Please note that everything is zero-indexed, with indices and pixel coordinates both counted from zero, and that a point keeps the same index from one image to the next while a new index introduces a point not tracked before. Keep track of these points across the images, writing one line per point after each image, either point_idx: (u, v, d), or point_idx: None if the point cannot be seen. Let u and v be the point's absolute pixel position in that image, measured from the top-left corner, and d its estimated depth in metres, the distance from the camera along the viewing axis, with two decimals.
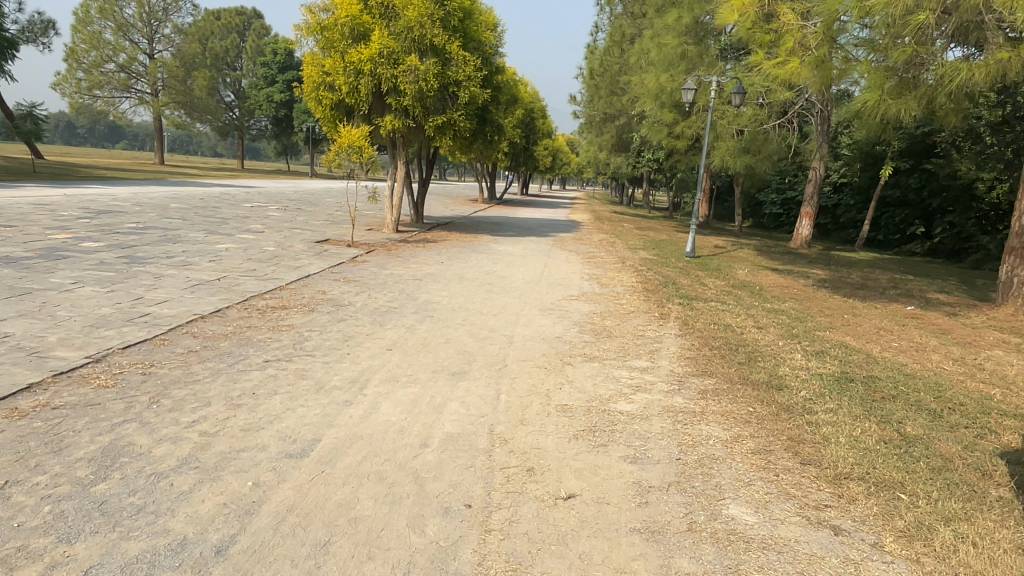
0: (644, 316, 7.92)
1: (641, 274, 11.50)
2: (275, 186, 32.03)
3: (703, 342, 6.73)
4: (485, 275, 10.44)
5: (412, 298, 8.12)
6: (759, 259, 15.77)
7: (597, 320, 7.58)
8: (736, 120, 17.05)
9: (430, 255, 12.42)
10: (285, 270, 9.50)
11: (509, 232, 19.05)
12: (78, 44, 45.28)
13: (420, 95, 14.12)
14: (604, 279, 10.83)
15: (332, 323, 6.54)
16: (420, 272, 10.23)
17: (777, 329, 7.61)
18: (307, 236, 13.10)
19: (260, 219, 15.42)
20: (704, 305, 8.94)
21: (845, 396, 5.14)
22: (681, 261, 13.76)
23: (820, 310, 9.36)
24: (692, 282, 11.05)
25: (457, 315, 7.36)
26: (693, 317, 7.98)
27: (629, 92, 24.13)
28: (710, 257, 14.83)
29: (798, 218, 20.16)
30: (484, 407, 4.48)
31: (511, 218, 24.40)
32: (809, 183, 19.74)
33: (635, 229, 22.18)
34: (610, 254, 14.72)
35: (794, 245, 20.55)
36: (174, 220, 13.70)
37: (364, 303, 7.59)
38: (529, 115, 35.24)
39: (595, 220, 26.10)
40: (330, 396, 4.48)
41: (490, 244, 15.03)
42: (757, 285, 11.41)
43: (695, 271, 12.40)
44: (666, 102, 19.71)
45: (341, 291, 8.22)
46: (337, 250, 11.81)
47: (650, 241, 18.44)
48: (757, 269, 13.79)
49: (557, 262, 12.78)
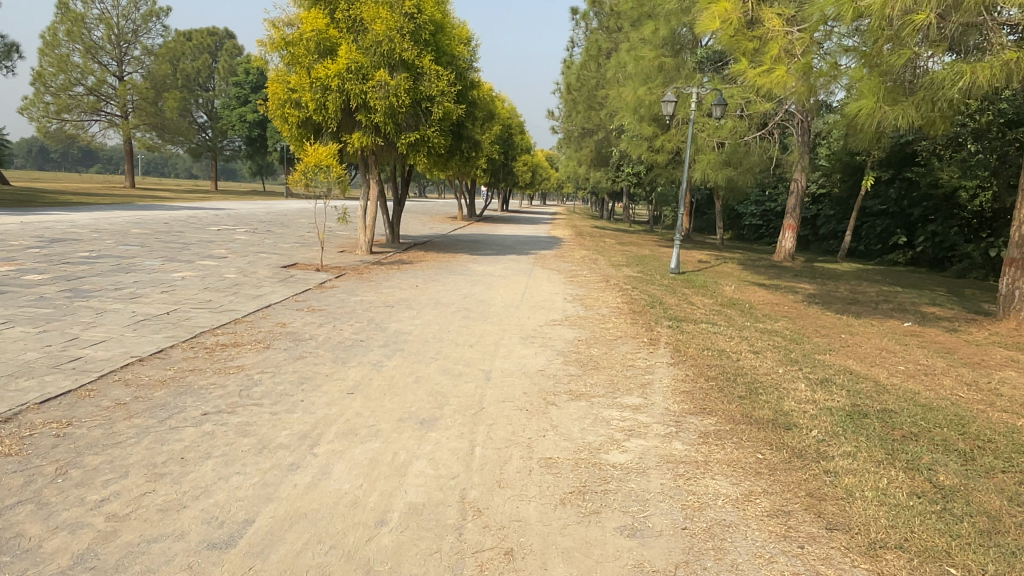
0: (631, 342, 7.33)
1: (626, 294, 10.95)
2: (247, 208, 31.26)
3: (698, 372, 6.15)
4: (462, 299, 9.83)
5: (381, 329, 7.49)
6: (745, 274, 15.33)
7: (581, 348, 6.99)
8: (717, 132, 16.64)
9: (404, 278, 11.80)
10: (244, 299, 8.82)
11: (488, 251, 18.47)
12: (45, 68, 44.27)
13: (391, 111, 13.54)
14: (587, 300, 10.27)
15: (289, 362, 5.89)
16: (392, 298, 9.59)
17: (776, 354, 7.06)
18: (274, 261, 12.43)
19: (226, 243, 14.71)
20: (694, 327, 8.37)
21: (863, 436, 4.60)
22: (665, 278, 13.26)
23: (816, 329, 8.85)
24: (679, 301, 10.52)
25: (428, 348, 6.74)
26: (684, 342, 7.41)
27: (608, 106, 23.73)
28: (696, 274, 14.34)
29: (782, 230, 19.82)
30: (454, 466, 3.85)
31: (491, 236, 23.84)
32: (792, 195, 19.42)
33: (617, 245, 21.73)
34: (592, 272, 14.20)
35: (779, 258, 20.17)
36: (133, 247, 12.97)
37: (327, 336, 6.95)
38: (507, 131, 34.80)
39: (576, 236, 25.63)
40: (274, 460, 3.82)
41: (468, 264, 14.45)
42: (747, 303, 10.91)
43: (681, 290, 11.88)
44: (645, 115, 19.32)
45: (304, 323, 7.55)
46: (305, 276, 11.15)
47: (633, 256, 17.96)
48: (745, 285, 13.33)
49: (538, 282, 12.21)
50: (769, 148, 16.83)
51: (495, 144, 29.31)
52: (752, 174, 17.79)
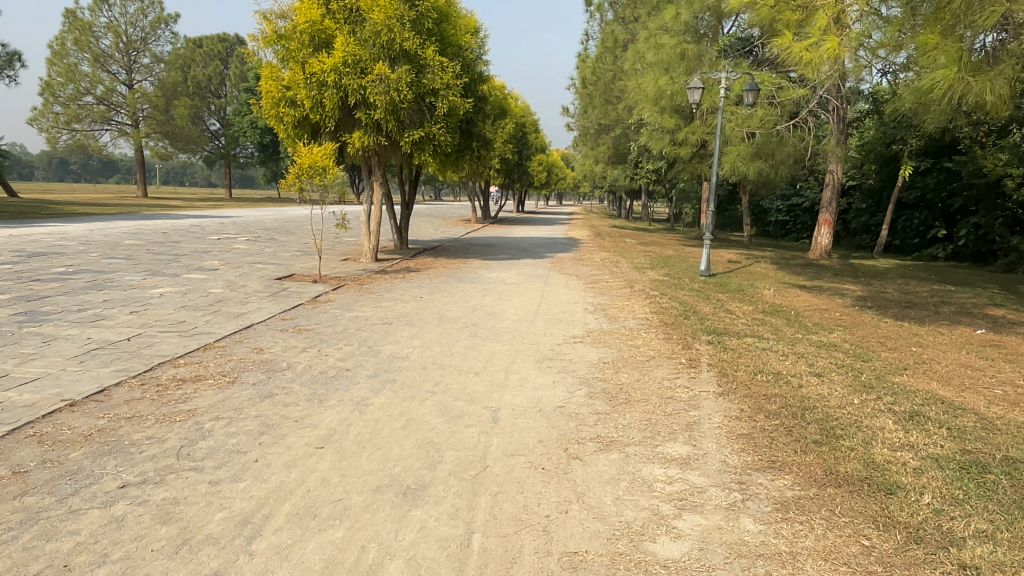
0: (667, 365, 6.18)
1: (654, 302, 9.80)
2: (255, 215, 30.44)
3: (755, 407, 4.99)
4: (471, 312, 8.75)
5: (374, 352, 6.42)
6: (780, 275, 14.15)
7: (609, 373, 5.85)
8: (745, 123, 15.45)
9: (409, 288, 10.77)
10: (223, 318, 7.81)
11: (502, 255, 17.40)
12: (54, 78, 43.99)
13: (392, 107, 12.50)
14: (612, 310, 9.14)
15: (253, 403, 4.83)
16: (392, 313, 8.54)
17: (843, 378, 5.87)
18: (268, 272, 11.44)
19: (221, 253, 13.76)
20: (739, 342, 7.19)
21: (997, 505, 3.43)
22: (695, 282, 12.10)
23: (878, 342, 7.65)
24: (716, 310, 9.35)
25: (427, 377, 5.65)
26: (730, 363, 6.23)
27: (626, 100, 22.53)
28: (727, 276, 13.19)
29: (817, 225, 18.63)
30: (442, 572, 2.75)
31: (506, 239, 22.84)
32: (826, 189, 18.21)
33: (639, 245, 20.57)
34: (615, 276, 13.10)
35: (813, 256, 18.93)
36: (118, 259, 12.04)
37: (307, 364, 5.89)
38: (520, 130, 33.69)
39: (594, 237, 24.51)
40: (191, 566, 2.75)
41: (480, 271, 13.39)
42: (791, 309, 9.74)
43: (716, 295, 10.72)
44: (667, 107, 18.16)
45: (284, 347, 6.51)
46: (299, 288, 10.15)
47: (658, 257, 16.81)
48: (784, 287, 12.13)
49: (556, 289, 11.13)
50: (804, 135, 15.49)
51: (508, 143, 28.20)
52: (788, 166, 16.51)
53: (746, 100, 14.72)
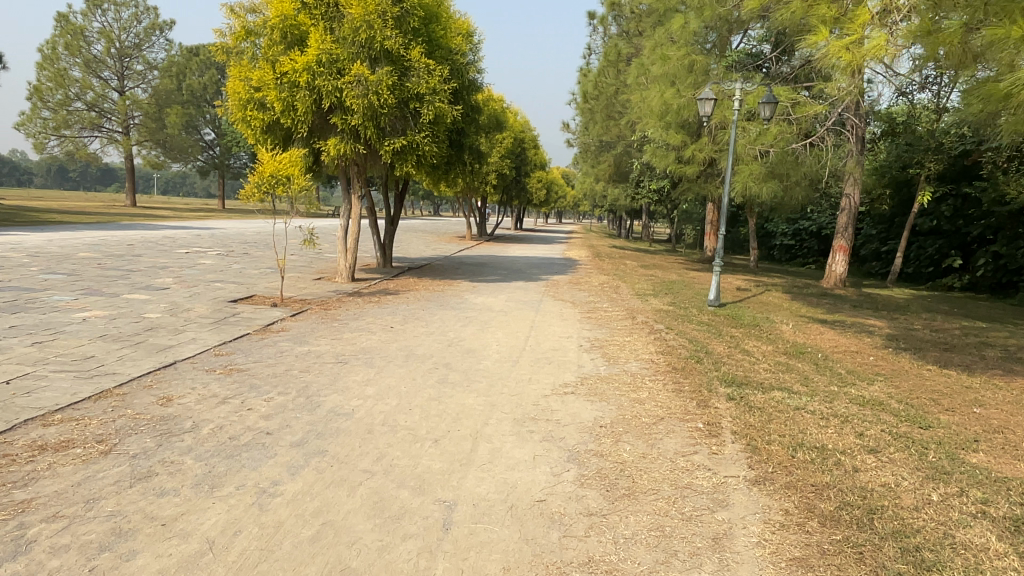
0: (679, 432, 4.87)
1: (659, 338, 8.50)
2: (239, 228, 29.20)
3: (804, 509, 3.67)
4: (444, 348, 7.45)
5: (311, 406, 5.12)
6: (796, 306, 12.92)
7: (606, 443, 4.54)
8: (755, 141, 14.31)
9: (381, 314, 9.48)
10: (145, 352, 6.51)
11: (492, 276, 16.12)
12: (43, 83, 43.05)
13: (371, 113, 11.29)
14: (610, 348, 7.86)
15: (117, 491, 3.52)
16: (353, 347, 7.26)
17: (908, 459, 4.57)
18: (224, 293, 10.17)
19: (181, 269, 12.49)
20: (765, 398, 5.87)
21: None
22: (704, 314, 10.83)
23: (931, 401, 6.34)
24: (730, 350, 8.09)
25: (369, 444, 4.34)
26: (759, 432, 4.93)
27: (628, 115, 21.37)
28: (739, 306, 11.93)
29: (831, 251, 17.41)
30: None
31: (500, 258, 21.62)
32: (841, 213, 17.02)
33: (640, 268, 19.42)
34: (615, 304, 11.86)
35: (827, 284, 17.69)
36: (57, 274, 10.75)
37: (218, 424, 4.59)
38: (518, 146, 32.56)
39: (594, 258, 23.33)
40: None
41: (465, 295, 12.11)
42: (817, 351, 8.47)
43: (729, 331, 9.46)
44: (673, 122, 17.00)
45: (202, 396, 5.22)
46: (254, 314, 8.87)
47: (662, 283, 15.57)
48: (803, 322, 10.89)
49: (549, 319, 9.87)
50: (820, 155, 14.30)
51: (505, 158, 27.00)
52: (802, 189, 15.31)
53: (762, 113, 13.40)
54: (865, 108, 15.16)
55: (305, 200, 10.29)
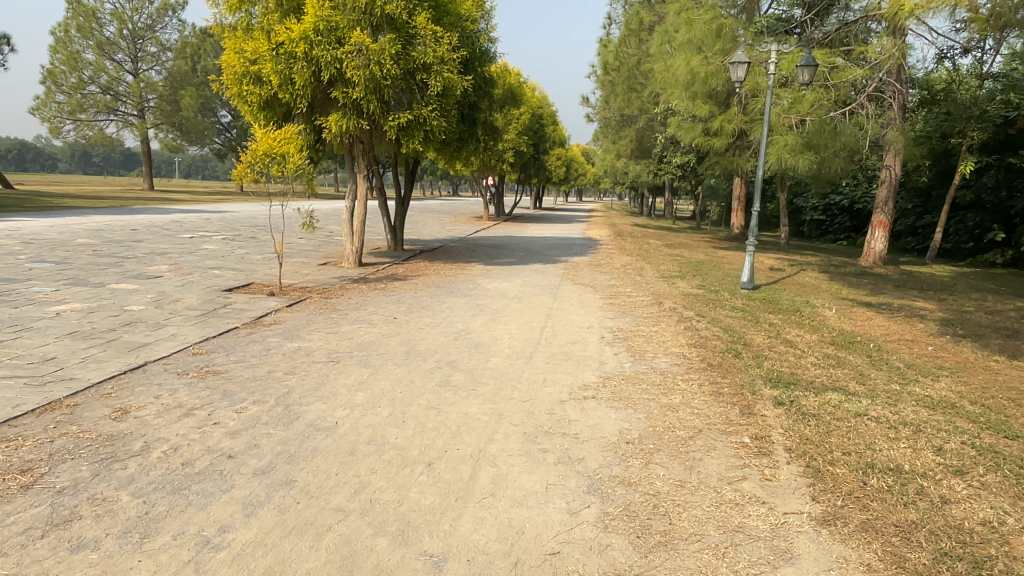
0: (722, 450, 4.07)
1: (690, 328, 7.67)
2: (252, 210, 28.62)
3: (894, 564, 2.87)
4: (450, 342, 6.68)
5: (286, 417, 4.40)
6: (835, 288, 11.99)
7: (637, 468, 3.76)
8: (789, 110, 13.40)
9: (385, 303, 8.75)
10: (115, 351, 5.82)
11: (509, 259, 15.33)
12: (57, 66, 42.75)
13: (374, 85, 10.49)
14: (635, 340, 7.05)
15: (24, 543, 2.82)
16: (348, 343, 6.52)
17: (1007, 485, 3.74)
18: (220, 282, 9.51)
19: (179, 256, 11.84)
20: (819, 403, 5.04)
21: None
22: (737, 299, 9.95)
23: (1010, 403, 5.46)
24: (770, 341, 7.26)
25: (347, 471, 3.60)
26: (819, 450, 4.12)
27: (651, 87, 20.30)
28: (775, 289, 11.04)
29: (869, 227, 16.36)
30: None
31: (518, 239, 20.82)
32: (881, 187, 15.93)
33: (665, 248, 18.50)
34: (639, 287, 11.04)
35: (865, 262, 16.66)
36: (45, 263, 10.14)
37: (172, 446, 3.88)
38: (536, 122, 31.54)
39: (616, 237, 22.44)
40: None
41: (478, 280, 11.35)
42: (867, 341, 7.58)
43: (767, 318, 8.61)
44: (700, 92, 15.95)
45: (165, 407, 4.52)
46: (248, 305, 8.19)
47: (690, 264, 14.65)
48: (846, 306, 9.99)
49: (568, 306, 9.08)
50: (862, 123, 13.32)
51: (523, 135, 26.06)
52: (841, 160, 14.28)
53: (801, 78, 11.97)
54: (907, 71, 14.26)
55: (301, 180, 9.47)
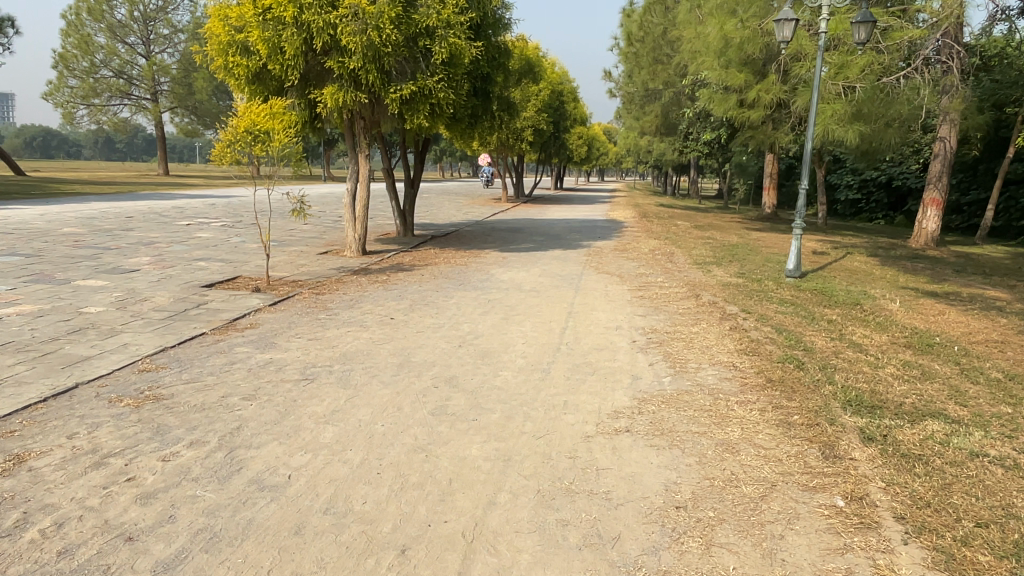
0: (812, 521, 2.96)
1: (738, 329, 6.50)
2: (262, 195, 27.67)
3: None
4: (451, 351, 5.61)
5: (225, 469, 3.36)
6: (890, 274, 10.76)
7: (696, 557, 2.65)
8: (835, 76, 12.15)
9: (383, 299, 7.70)
10: (46, 369, 4.83)
11: (526, 244, 14.21)
12: (69, 50, 42.10)
13: (373, 53, 9.35)
14: (674, 346, 5.92)
15: None
16: (331, 353, 5.49)
17: None
18: (203, 276, 8.53)
19: (167, 246, 10.89)
20: (920, 438, 3.90)
21: None
22: (785, 291, 8.75)
23: None
24: (836, 346, 6.07)
25: (284, 567, 2.54)
26: (942, 519, 2.99)
27: (679, 58, 18.92)
28: (824, 277, 9.84)
29: (920, 205, 14.93)
30: None
31: (538, 222, 19.69)
32: (935, 160, 14.50)
33: (695, 230, 17.28)
34: (672, 276, 9.89)
35: (915, 243, 15.28)
36: (15, 256, 9.23)
37: (57, 519, 2.86)
38: (556, 98, 30.15)
39: (640, 219, 21.24)
40: None
41: (492, 270, 10.24)
42: (948, 342, 6.39)
43: (822, 313, 7.44)
44: (735, 59, 14.58)
45: (73, 453, 3.50)
46: (226, 304, 7.19)
47: (725, 249, 13.42)
48: (909, 296, 8.77)
49: (592, 301, 7.97)
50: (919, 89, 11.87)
51: (542, 111, 24.81)
52: (896, 130, 12.89)
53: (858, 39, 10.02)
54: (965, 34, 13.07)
55: (285, 160, 8.26)
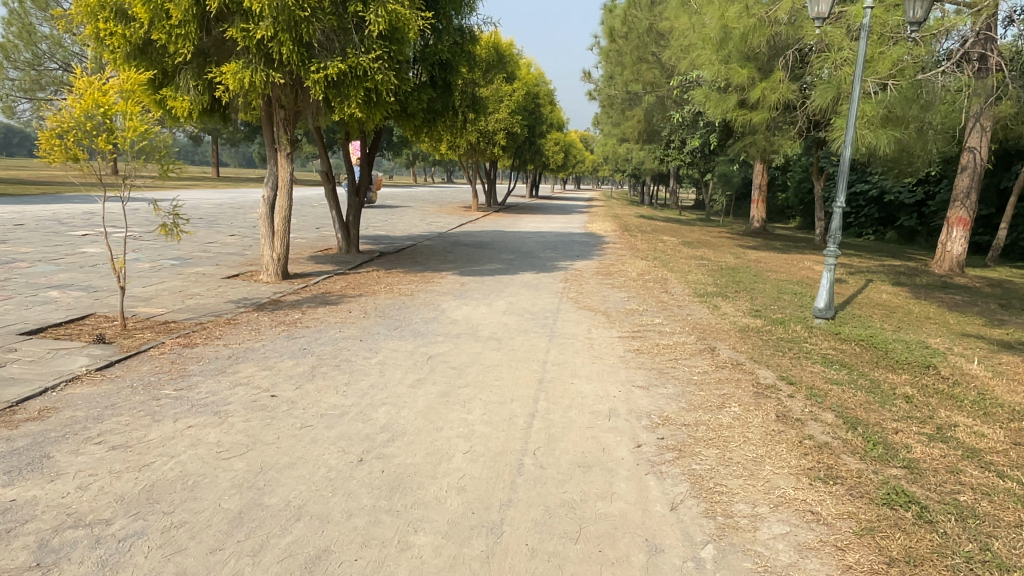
0: None
1: (792, 422, 4.31)
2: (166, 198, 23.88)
3: None
4: (341, 475, 3.37)
5: None
6: (931, 313, 8.80)
7: None
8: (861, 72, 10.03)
9: (278, 356, 5.43)
10: None
11: (492, 264, 12.02)
12: (8, 39, 38.91)
13: (287, 19, 7.06)
14: (704, 460, 3.71)
15: None
16: (128, 486, 3.20)
17: None
18: (38, 316, 6.19)
19: (27, 266, 8.49)
20: None
21: None
22: (823, 342, 6.66)
23: None
24: (949, 459, 3.92)
25: None
26: None
27: (668, 55, 16.95)
28: (861, 320, 7.82)
29: (944, 225, 13.02)
30: None
31: (509, 234, 17.58)
32: (963, 174, 12.59)
33: (685, 248, 15.30)
34: (672, 315, 7.80)
35: (936, 267, 13.37)
36: None
37: None
38: (532, 101, 28.07)
39: (621, 232, 19.25)
40: None
41: (443, 302, 8.04)
42: None
43: (886, 383, 5.36)
44: (736, 52, 12.62)
45: None
46: (33, 368, 4.85)
47: (727, 274, 11.35)
48: (979, 349, 6.76)
49: (572, 357, 5.81)
50: (968, 85, 9.78)
51: (517, 113, 22.71)
52: (935, 137, 10.91)
53: (910, 17, 7.96)
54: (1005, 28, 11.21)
55: (139, 156, 5.99)
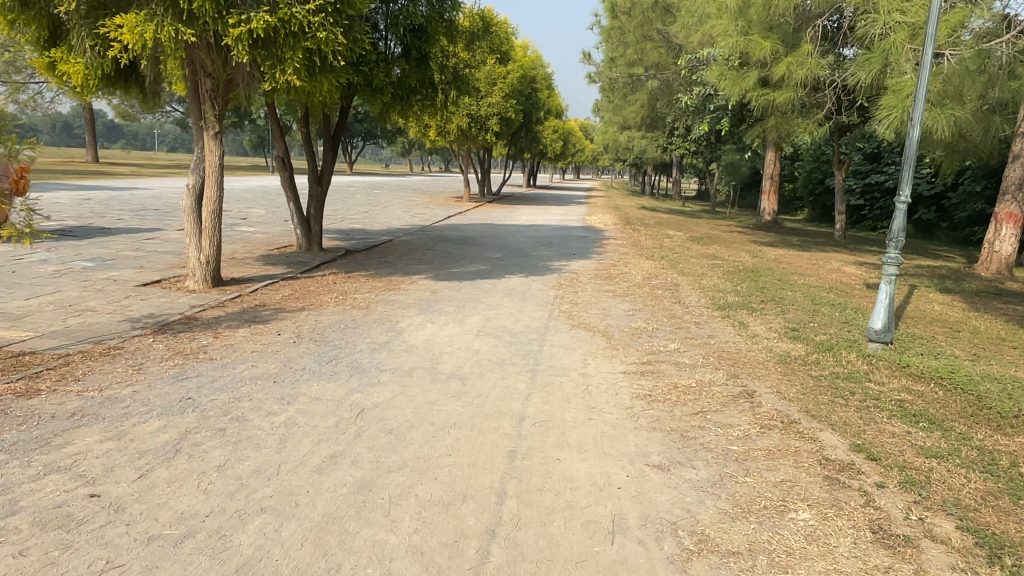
0: None
1: (900, 548, 2.74)
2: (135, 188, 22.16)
3: None
4: None
5: None
6: (1000, 332, 7.21)
7: None
8: (912, 41, 8.44)
9: (146, 411, 3.86)
10: None
11: (475, 264, 10.43)
12: None
13: None
14: None
15: None
16: None
17: None
18: None
19: None
20: None
21: None
22: (891, 381, 5.07)
23: None
24: None
25: None
26: None
27: (676, 30, 15.32)
28: (924, 344, 6.25)
29: (991, 221, 11.42)
30: None
31: (499, 228, 15.99)
32: (1015, 162, 10.98)
33: (695, 246, 13.72)
34: (689, 337, 6.21)
35: (980, 269, 11.76)
36: None
37: None
38: (529, 85, 26.40)
39: (623, 226, 17.66)
40: None
41: (405, 318, 6.45)
42: None
43: (1004, 455, 3.79)
44: (757, 22, 11.01)
45: None
46: None
47: (746, 278, 9.76)
48: None
49: (560, 408, 4.21)
50: None
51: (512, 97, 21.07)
52: (995, 119, 9.30)
53: None
54: None
55: None
